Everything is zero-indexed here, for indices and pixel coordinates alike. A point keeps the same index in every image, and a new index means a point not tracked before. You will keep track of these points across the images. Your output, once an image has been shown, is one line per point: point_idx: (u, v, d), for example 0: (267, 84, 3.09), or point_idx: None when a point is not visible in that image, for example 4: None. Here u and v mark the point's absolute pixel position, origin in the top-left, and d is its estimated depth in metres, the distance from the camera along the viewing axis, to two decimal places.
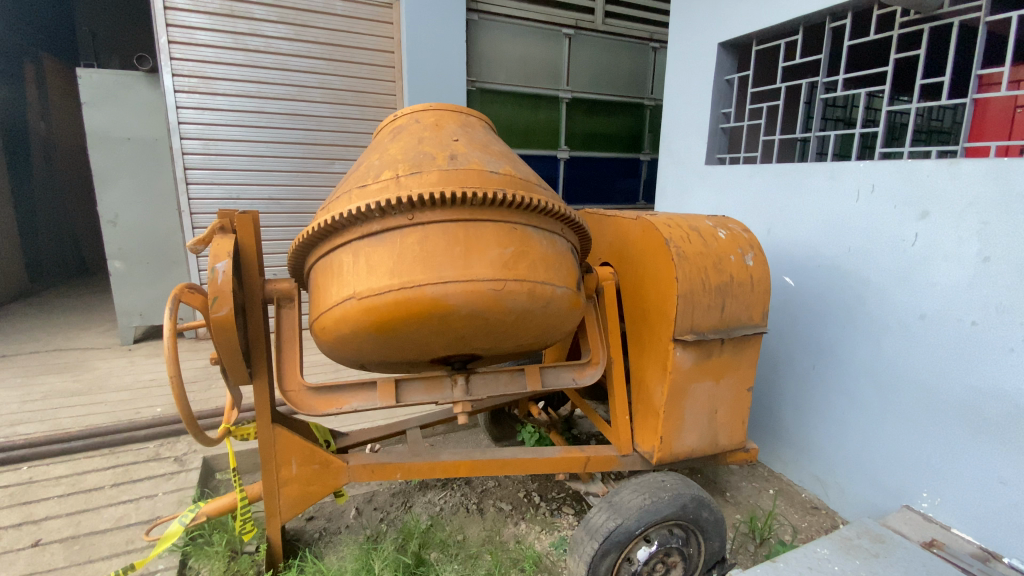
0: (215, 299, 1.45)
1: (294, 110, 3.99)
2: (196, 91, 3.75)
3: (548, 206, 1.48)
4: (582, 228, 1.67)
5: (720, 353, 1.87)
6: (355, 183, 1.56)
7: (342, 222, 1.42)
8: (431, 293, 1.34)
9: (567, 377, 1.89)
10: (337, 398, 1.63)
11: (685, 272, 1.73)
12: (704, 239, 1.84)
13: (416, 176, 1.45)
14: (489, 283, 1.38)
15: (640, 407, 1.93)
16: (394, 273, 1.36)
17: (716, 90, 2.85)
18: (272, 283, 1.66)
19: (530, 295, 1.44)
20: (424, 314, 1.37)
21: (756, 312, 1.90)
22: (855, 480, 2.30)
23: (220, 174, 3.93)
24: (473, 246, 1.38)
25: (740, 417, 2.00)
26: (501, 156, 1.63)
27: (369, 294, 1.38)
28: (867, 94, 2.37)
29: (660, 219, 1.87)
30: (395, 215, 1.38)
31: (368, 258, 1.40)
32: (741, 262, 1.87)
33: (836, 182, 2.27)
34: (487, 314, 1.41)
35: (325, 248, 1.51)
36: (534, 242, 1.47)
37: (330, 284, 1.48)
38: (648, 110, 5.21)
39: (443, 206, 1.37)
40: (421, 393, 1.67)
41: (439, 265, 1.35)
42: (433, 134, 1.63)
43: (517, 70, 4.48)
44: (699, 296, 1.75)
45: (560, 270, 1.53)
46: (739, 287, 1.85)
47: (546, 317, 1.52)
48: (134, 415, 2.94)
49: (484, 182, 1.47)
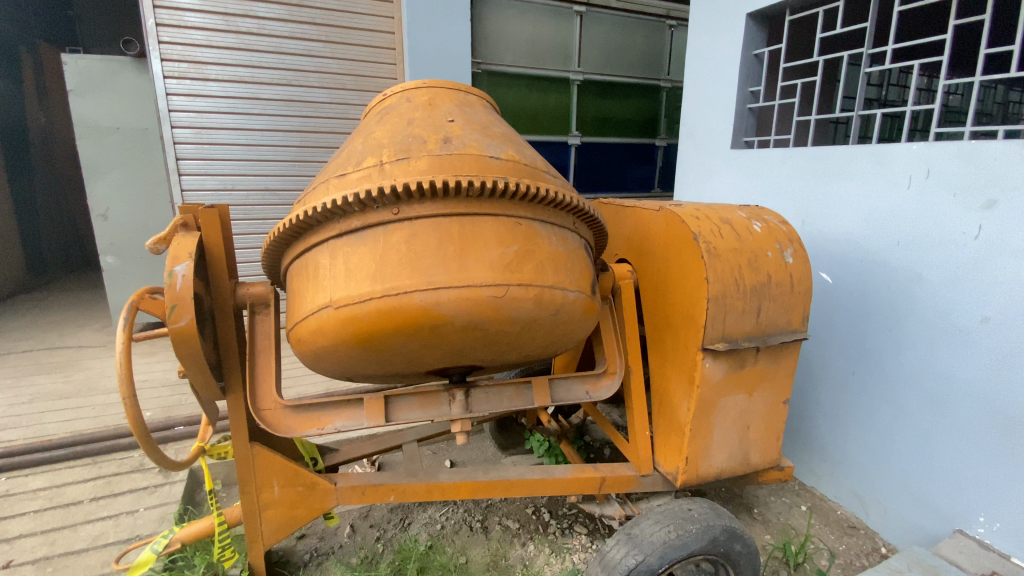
0: (173, 307, 1.25)
1: (290, 96, 3.76)
2: (186, 77, 3.53)
3: (558, 196, 1.26)
4: (598, 221, 1.44)
5: (754, 362, 1.65)
6: (333, 171, 1.35)
7: (316, 217, 1.21)
8: (420, 302, 1.13)
9: (580, 390, 1.66)
10: (318, 417, 1.43)
11: (716, 272, 1.50)
12: (738, 233, 1.61)
13: (403, 163, 1.24)
14: (488, 289, 1.16)
15: (662, 422, 1.72)
16: (376, 278, 1.15)
17: (744, 66, 2.59)
18: (245, 287, 1.46)
19: (537, 302, 1.22)
20: (412, 325, 1.16)
21: (796, 315, 1.67)
22: (899, 499, 2.07)
23: (213, 165, 3.71)
24: (469, 246, 1.17)
25: (775, 433, 1.78)
26: (504, 138, 1.41)
27: (348, 303, 1.17)
28: (919, 66, 2.10)
29: (686, 210, 1.64)
30: (377, 209, 1.17)
31: (347, 260, 1.19)
32: (780, 259, 1.64)
33: (884, 167, 2.01)
34: (487, 325, 1.20)
35: (298, 247, 1.30)
36: (541, 239, 1.25)
37: (305, 289, 1.28)
38: (665, 92, 4.92)
39: (434, 198, 1.16)
40: (414, 410, 1.47)
41: (428, 268, 1.14)
42: (425, 114, 1.41)
43: (525, 51, 4.22)
44: (732, 298, 1.53)
45: (572, 271, 1.31)
46: (777, 288, 1.62)
47: (555, 327, 1.31)
48: (122, 421, 2.79)
49: (482, 168, 1.25)
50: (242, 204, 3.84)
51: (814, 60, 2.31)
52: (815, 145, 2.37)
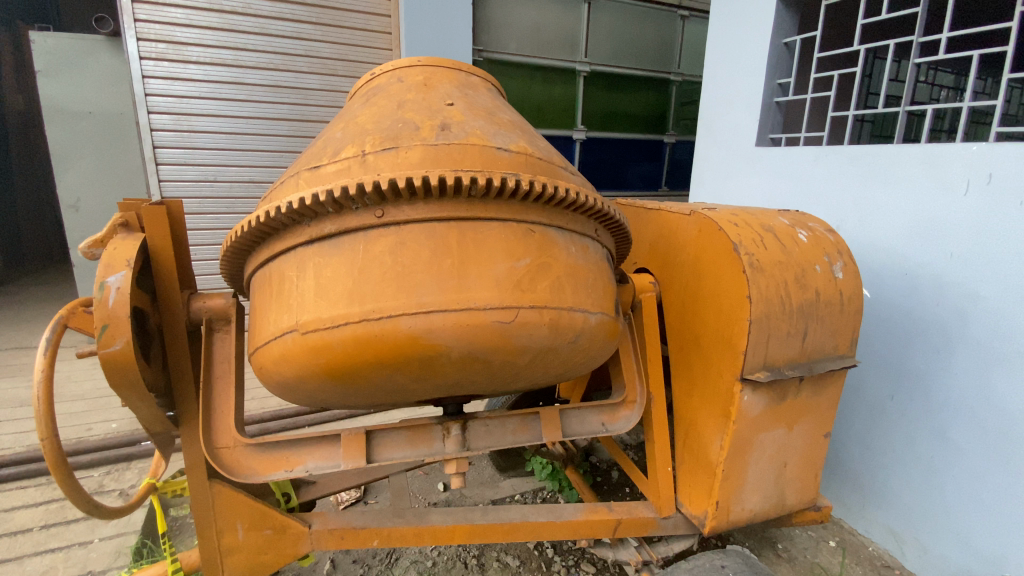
0: (104, 327, 1.02)
1: (276, 82, 3.50)
2: (165, 58, 3.25)
3: (580, 198, 1.03)
4: (623, 227, 1.21)
5: (797, 393, 1.43)
6: (306, 162, 1.11)
7: (281, 219, 0.97)
8: (407, 329, 0.90)
9: (595, 423, 1.42)
10: (286, 456, 1.19)
11: (760, 290, 1.28)
12: (782, 244, 1.38)
13: (389, 153, 1.00)
14: (494, 312, 0.92)
15: (688, 458, 1.50)
16: (353, 298, 0.92)
17: (772, 56, 2.36)
18: (201, 300, 1.22)
19: (553, 327, 0.98)
20: (397, 358, 0.92)
21: (844, 339, 1.45)
22: (944, 540, 1.85)
23: (193, 154, 3.44)
24: (470, 259, 0.93)
25: (813, 470, 1.56)
26: (513, 127, 1.17)
27: (317, 328, 0.93)
28: (976, 57, 1.87)
29: (722, 214, 1.41)
30: (357, 211, 0.94)
31: (317, 274, 0.96)
32: (829, 273, 1.41)
33: (936, 169, 1.78)
34: (491, 356, 0.96)
35: (262, 255, 1.07)
36: (558, 250, 1.02)
37: (267, 305, 1.04)
38: (675, 86, 4.70)
39: (427, 198, 0.93)
40: (402, 447, 1.24)
41: (418, 288, 0.90)
42: (420, 96, 1.18)
43: (530, 38, 3.97)
44: (777, 321, 1.31)
45: (595, 288, 1.08)
46: (826, 307, 1.39)
47: (574, 355, 1.08)
48: (85, 434, 2.55)
49: (487, 163, 1.02)
50: (225, 197, 3.58)
51: (855, 48, 2.08)
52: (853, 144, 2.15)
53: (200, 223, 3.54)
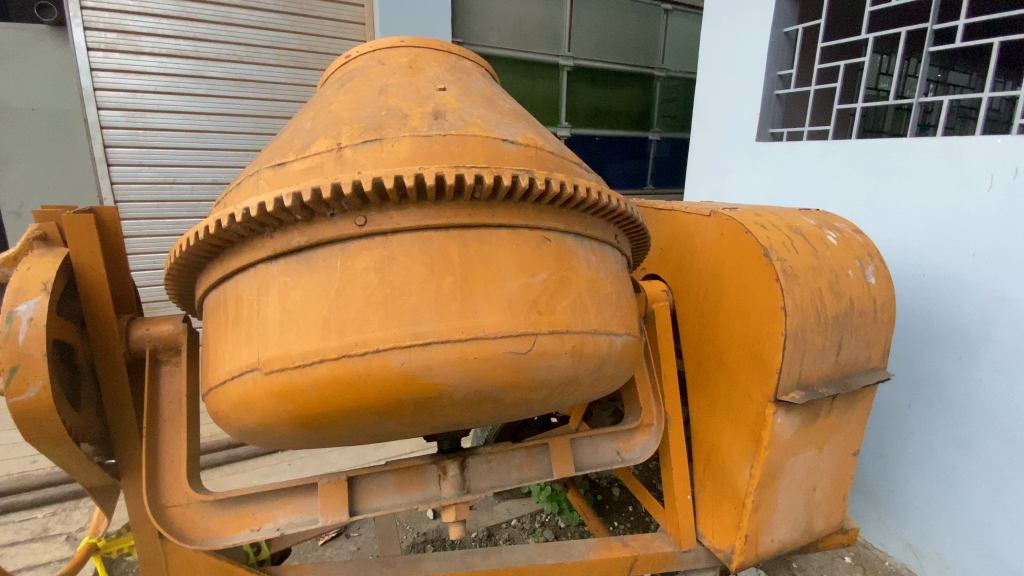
0: (14, 369, 0.82)
1: (240, 75, 3.23)
2: (115, 49, 2.96)
3: (603, 200, 0.86)
4: (644, 231, 1.05)
5: (829, 411, 1.29)
6: (268, 158, 0.91)
7: (236, 229, 0.78)
8: (399, 366, 0.71)
9: (610, 451, 1.26)
10: (251, 511, 0.99)
11: (796, 300, 1.13)
12: (813, 247, 1.24)
13: (370, 146, 0.81)
14: (506, 341, 0.75)
15: (709, 485, 1.34)
16: (328, 328, 0.73)
17: (773, 46, 2.24)
18: (143, 327, 1.02)
19: (575, 355, 0.81)
20: (386, 403, 0.74)
21: (876, 350, 1.33)
22: (968, 555, 1.75)
23: (149, 153, 3.15)
24: (476, 275, 0.76)
25: (840, 491, 1.43)
26: (516, 116, 1.00)
27: (285, 366, 0.74)
28: (989, 46, 1.79)
29: (746, 214, 1.26)
30: (332, 219, 0.75)
31: (284, 298, 0.77)
32: (862, 279, 1.28)
33: (956, 164, 1.68)
34: (502, 394, 0.79)
35: (215, 273, 0.87)
36: (578, 261, 0.85)
37: (223, 334, 0.84)
38: (659, 82, 4.60)
39: (421, 201, 0.75)
40: (389, 494, 1.05)
41: (411, 313, 0.72)
42: (406, 80, 0.99)
43: (512, 31, 3.79)
44: (812, 334, 1.17)
45: (619, 305, 0.91)
46: (860, 316, 1.26)
47: (596, 384, 0.91)
48: (29, 467, 2.27)
49: (491, 158, 0.84)
50: (187, 200, 3.31)
51: (862, 37, 1.99)
52: (861, 137, 2.04)
53: (159, 229, 3.26)
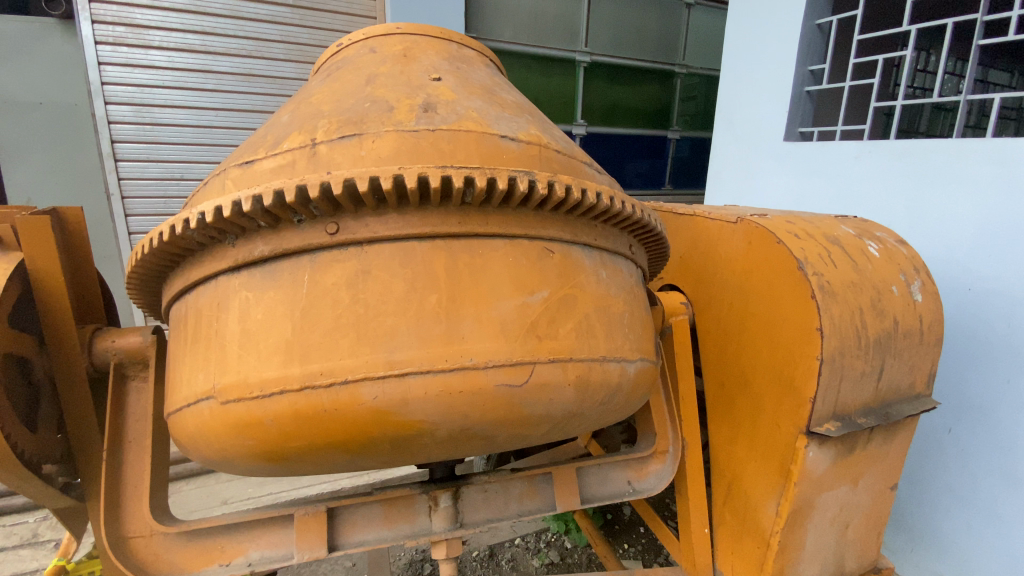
0: None
1: (249, 70, 3.16)
2: (123, 43, 2.88)
3: (616, 206, 0.75)
4: (662, 241, 0.93)
5: (866, 443, 1.16)
6: (239, 154, 0.81)
7: (194, 236, 0.69)
8: (370, 401, 0.61)
9: (621, 481, 1.14)
10: (221, 545, 0.90)
11: (833, 319, 1.01)
12: (853, 259, 1.11)
13: (348, 142, 0.71)
14: (498, 372, 0.64)
15: (729, 519, 1.21)
16: (290, 354, 0.63)
17: (804, 39, 2.09)
18: (107, 339, 0.93)
19: (580, 386, 0.70)
20: (358, 440, 0.64)
21: (920, 376, 1.19)
22: None
23: (156, 150, 3.06)
24: (464, 293, 0.65)
25: (875, 528, 1.29)
26: (519, 110, 0.88)
27: (242, 397, 0.64)
28: None
29: (777, 221, 1.14)
30: (299, 226, 0.65)
31: (245, 315, 0.67)
32: (907, 295, 1.14)
33: (1010, 169, 1.52)
34: (493, 431, 0.68)
35: (177, 284, 0.78)
36: (585, 276, 0.74)
37: (181, 353, 0.74)
38: (680, 79, 4.45)
39: (402, 207, 0.65)
40: (373, 527, 0.96)
41: (385, 338, 0.62)
42: (397, 69, 0.89)
43: (527, 25, 3.66)
44: (851, 358, 1.03)
45: (632, 327, 0.80)
46: (904, 337, 1.13)
47: (605, 416, 0.79)
48: None
49: (486, 157, 0.73)
50: None
51: (904, 28, 1.83)
52: (899, 137, 1.89)
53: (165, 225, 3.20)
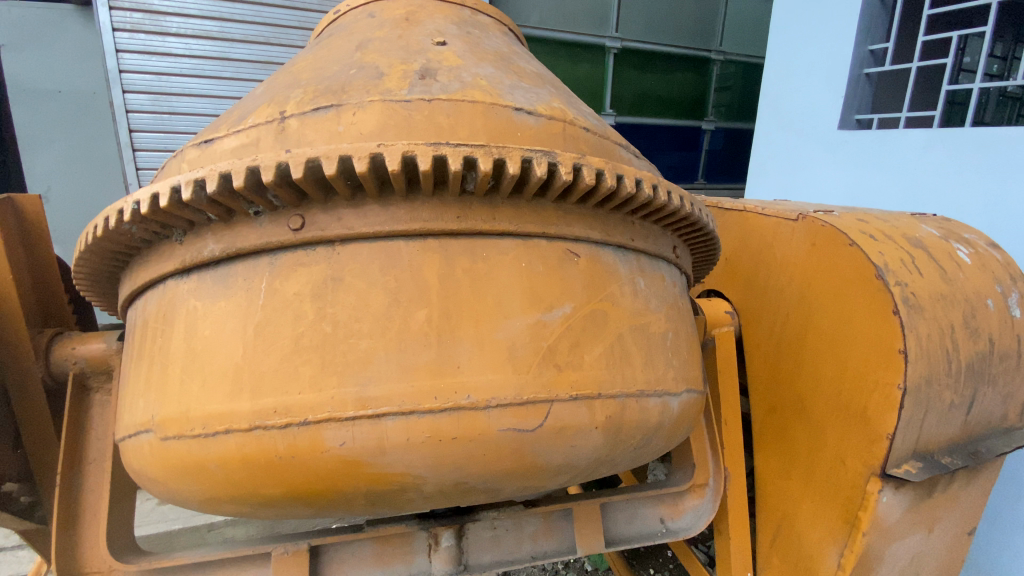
0: None
1: (267, 58, 2.99)
2: (140, 29, 2.75)
3: (660, 198, 0.59)
4: (712, 241, 0.76)
5: (946, 486, 0.97)
6: (204, 131, 0.68)
7: (135, 231, 0.56)
8: (336, 449, 0.47)
9: (653, 518, 0.98)
10: None
11: (920, 339, 0.83)
12: (941, 266, 0.92)
13: (323, 115, 0.57)
14: (504, 414, 0.49)
15: (776, 564, 1.04)
16: (239, 385, 0.49)
17: (864, 15, 1.87)
18: (69, 345, 0.82)
19: (610, 430, 0.55)
20: (324, 493, 0.50)
21: (1015, 407, 0.99)
22: None
23: (174, 140, 2.91)
24: (463, 310, 0.50)
25: None
26: (541, 80, 0.73)
27: (182, 433, 0.51)
28: None
29: (846, 220, 0.96)
30: (257, 219, 0.52)
31: (191, 329, 0.53)
32: (1004, 311, 0.95)
33: None
34: (496, 484, 0.53)
35: (127, 286, 0.65)
36: (618, 287, 0.58)
37: (126, 371, 0.61)
38: (716, 66, 4.19)
39: (385, 196, 0.51)
40: (363, 567, 0.82)
41: (357, 368, 0.48)
42: (395, 33, 0.74)
43: (555, 10, 3.49)
44: (939, 388, 0.85)
45: (676, 350, 0.64)
46: (1000, 362, 0.94)
47: (638, 459, 0.64)
48: None
49: (498, 135, 0.59)
50: None
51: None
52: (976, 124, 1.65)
53: None
